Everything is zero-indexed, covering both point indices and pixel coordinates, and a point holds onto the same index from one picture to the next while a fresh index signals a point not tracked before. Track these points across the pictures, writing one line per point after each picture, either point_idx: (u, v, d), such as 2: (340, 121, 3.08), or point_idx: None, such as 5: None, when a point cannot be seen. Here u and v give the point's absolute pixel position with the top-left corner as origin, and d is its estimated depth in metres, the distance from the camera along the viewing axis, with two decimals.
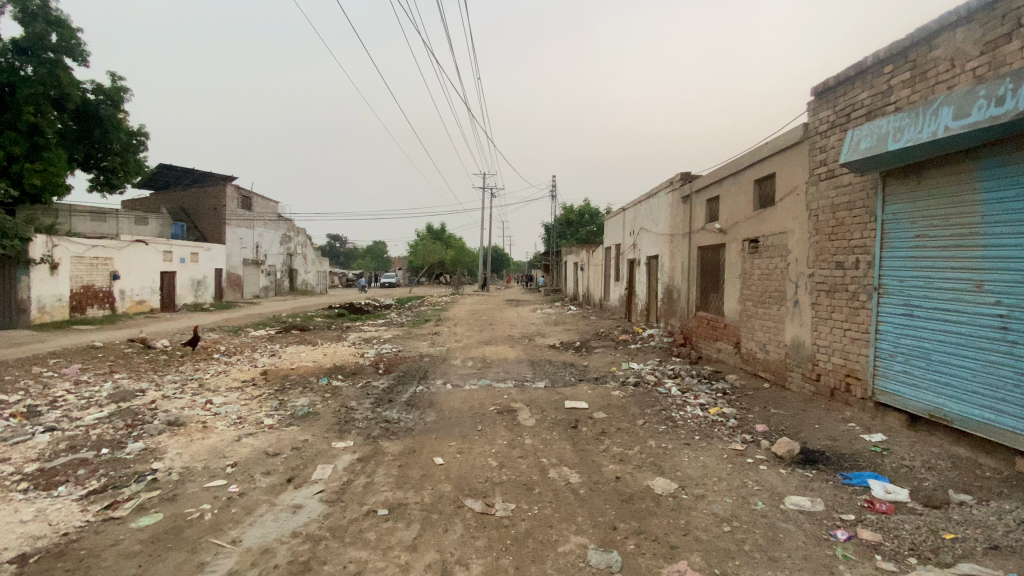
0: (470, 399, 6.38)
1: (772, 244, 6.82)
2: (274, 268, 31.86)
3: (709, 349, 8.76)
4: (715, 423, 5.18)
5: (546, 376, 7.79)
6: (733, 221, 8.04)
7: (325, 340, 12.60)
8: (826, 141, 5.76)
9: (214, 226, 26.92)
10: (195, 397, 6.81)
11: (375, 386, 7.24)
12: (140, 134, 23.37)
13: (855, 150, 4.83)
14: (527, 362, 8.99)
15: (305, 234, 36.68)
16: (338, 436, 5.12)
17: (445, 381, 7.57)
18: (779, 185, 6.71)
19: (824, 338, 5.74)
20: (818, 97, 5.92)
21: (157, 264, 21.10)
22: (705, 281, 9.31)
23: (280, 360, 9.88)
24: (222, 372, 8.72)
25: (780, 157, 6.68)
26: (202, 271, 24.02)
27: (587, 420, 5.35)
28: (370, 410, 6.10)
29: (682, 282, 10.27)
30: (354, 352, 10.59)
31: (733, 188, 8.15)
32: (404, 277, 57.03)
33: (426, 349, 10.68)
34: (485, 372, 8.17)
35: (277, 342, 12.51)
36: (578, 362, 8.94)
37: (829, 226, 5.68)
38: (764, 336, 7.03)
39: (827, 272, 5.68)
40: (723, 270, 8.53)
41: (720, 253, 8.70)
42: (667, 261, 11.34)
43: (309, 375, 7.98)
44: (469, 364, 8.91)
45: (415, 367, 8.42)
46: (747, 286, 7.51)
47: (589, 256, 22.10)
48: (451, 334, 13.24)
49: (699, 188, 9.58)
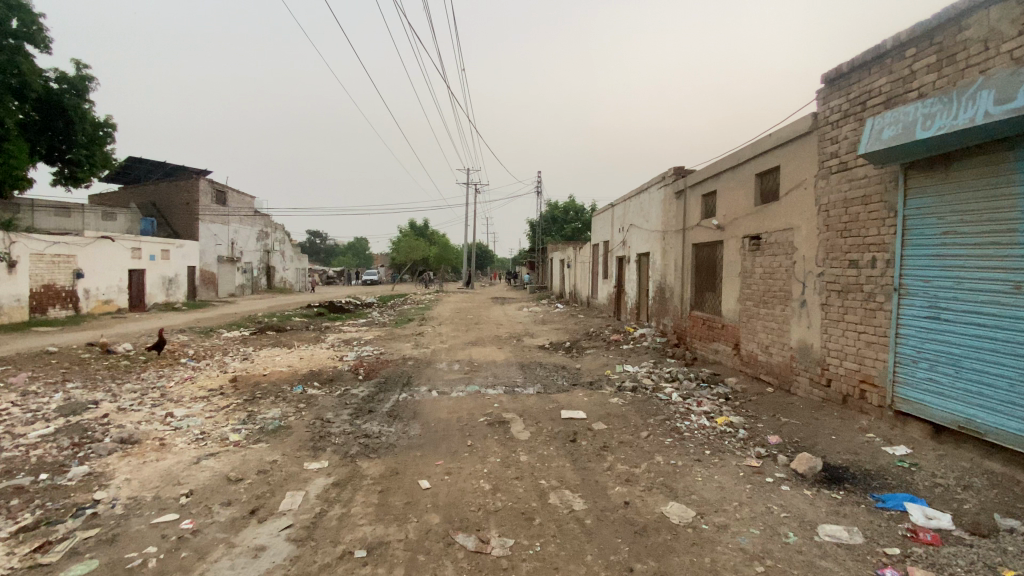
0: (458, 408, 5.90)
1: (775, 240, 6.47)
2: (250, 265, 30.83)
3: (705, 350, 8.41)
4: (725, 435, 4.78)
5: (537, 380, 7.34)
6: (732, 217, 7.68)
7: (302, 342, 11.97)
8: (837, 131, 5.42)
9: (186, 221, 25.82)
10: (154, 410, 6.18)
11: (354, 394, 6.70)
12: (107, 125, 22.24)
13: (876, 140, 4.49)
14: (517, 365, 8.53)
15: (283, 231, 35.63)
16: (311, 456, 4.58)
17: (430, 387, 7.07)
18: (784, 179, 6.35)
19: (835, 341, 5.40)
20: (829, 85, 5.58)
21: (125, 262, 20.08)
22: (700, 280, 8.94)
23: (253, 365, 9.25)
24: (187, 379, 8.08)
25: (785, 149, 6.32)
26: (174, 269, 23.00)
27: (586, 432, 4.92)
28: (347, 423, 5.58)
29: (675, 281, 9.92)
30: (332, 355, 10.01)
31: (732, 182, 7.78)
32: (386, 274, 56.11)
33: (409, 352, 10.14)
34: (474, 377, 7.68)
35: (251, 344, 11.83)
36: (570, 365, 8.51)
37: (841, 223, 5.33)
38: (767, 338, 6.68)
39: (838, 271, 5.34)
40: (720, 269, 8.17)
41: (716, 251, 8.34)
42: (659, 258, 10.96)
43: (282, 382, 7.40)
44: (455, 367, 8.43)
45: (397, 372, 7.90)
46: (747, 285, 7.16)
47: (576, 253, 21.70)
48: (435, 335, 12.72)
49: (694, 182, 9.20)
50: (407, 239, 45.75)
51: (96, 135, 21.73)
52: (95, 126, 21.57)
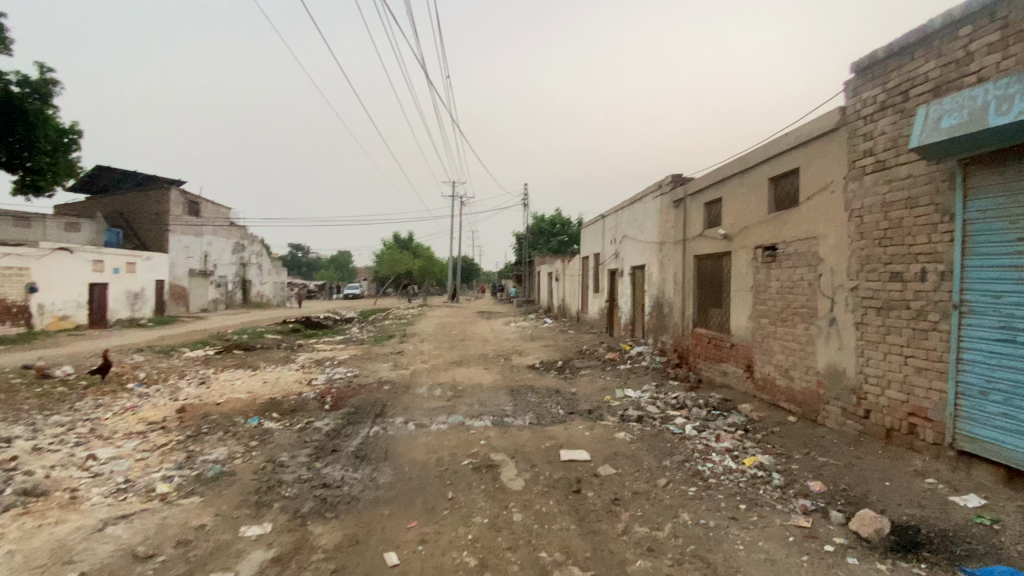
0: (438, 446, 5.04)
1: (796, 251, 5.78)
2: (224, 279, 29.52)
3: (712, 371, 7.68)
4: (758, 482, 3.99)
5: (528, 409, 6.49)
6: (741, 226, 6.99)
7: (269, 362, 10.95)
8: (872, 126, 4.78)
9: (155, 233, 24.53)
10: (74, 453, 5.18)
11: (317, 429, 5.77)
12: (74, 132, 21.07)
13: (933, 129, 3.84)
14: (506, 389, 7.68)
15: (260, 243, 34.41)
16: (252, 518, 3.67)
17: (406, 418, 6.18)
18: (805, 182, 5.68)
19: (874, 366, 4.69)
20: (860, 75, 4.96)
21: (85, 276, 18.82)
22: (704, 295, 8.22)
23: (208, 391, 8.25)
24: (128, 410, 7.06)
25: (806, 149, 5.66)
26: (140, 282, 21.73)
27: (591, 479, 4.09)
28: (304, 468, 4.66)
29: (674, 295, 9.21)
30: (300, 379, 9.03)
31: (739, 188, 7.12)
32: (369, 288, 54.83)
33: (386, 375, 9.21)
34: (458, 404, 6.80)
35: (212, 365, 10.76)
36: (564, 388, 7.69)
37: (878, 230, 4.66)
38: (786, 360, 5.95)
39: (878, 286, 4.64)
40: (728, 283, 7.46)
41: (722, 263, 7.64)
42: (656, 271, 10.25)
43: (236, 413, 6.44)
44: (436, 393, 7.55)
45: (369, 399, 6.98)
46: (761, 301, 6.45)
47: (564, 266, 21.00)
48: (416, 354, 11.81)
49: (695, 190, 8.54)
50: (390, 252, 44.78)
51: (60, 142, 20.56)
52: (60, 132, 20.38)
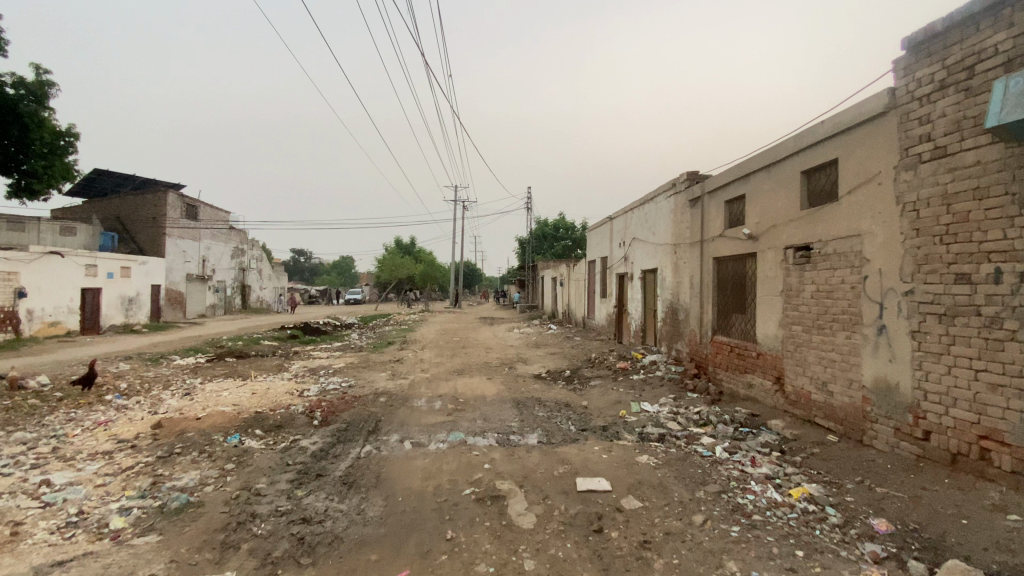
0: (437, 470, 4.45)
1: (835, 251, 5.20)
2: (223, 284, 29.04)
3: (735, 383, 7.07)
4: (811, 521, 3.39)
5: (537, 426, 5.90)
6: (768, 225, 6.40)
7: (261, 371, 10.37)
8: (929, 108, 4.22)
9: (151, 237, 24.05)
10: (26, 478, 4.60)
11: (303, 449, 5.18)
12: (69, 134, 20.65)
13: (1016, 106, 3.28)
14: (511, 402, 7.08)
15: (259, 247, 33.92)
16: (213, 565, 3.09)
17: (402, 436, 5.59)
18: (845, 174, 5.11)
19: (935, 381, 4.09)
20: (913, 51, 4.41)
21: (77, 281, 18.32)
22: (725, 300, 7.62)
23: (191, 403, 7.66)
24: (100, 425, 6.48)
25: (847, 137, 5.08)
26: (134, 287, 21.22)
27: (614, 515, 3.49)
28: (283, 497, 4.08)
29: (690, 300, 8.62)
30: (291, 389, 8.45)
31: (765, 184, 6.54)
32: (370, 293, 54.25)
33: (383, 385, 8.61)
34: (460, 419, 6.19)
35: (200, 375, 10.19)
36: (575, 401, 7.09)
37: (939, 225, 4.08)
38: (824, 372, 5.35)
39: (939, 289, 4.06)
40: (753, 287, 6.86)
41: (746, 265, 7.04)
42: (669, 275, 9.64)
43: (215, 430, 5.86)
44: (436, 405, 6.96)
45: (362, 413, 6.39)
46: (793, 306, 5.86)
47: (570, 271, 20.43)
48: (416, 362, 11.22)
49: (714, 187, 7.94)
50: (391, 257, 44.22)
51: (55, 145, 20.11)
52: (55, 135, 19.95)
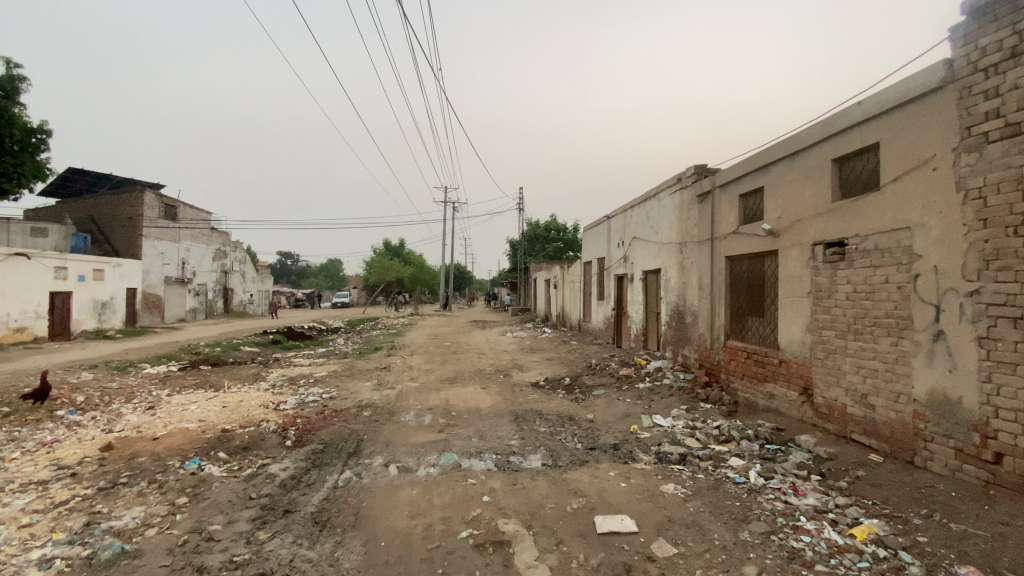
0: (428, 504, 3.78)
1: (876, 247, 4.62)
2: (203, 287, 28.02)
3: (754, 392, 6.47)
4: (888, 572, 2.78)
5: (540, 445, 5.24)
6: (792, 219, 5.81)
7: (236, 381, 9.60)
8: (998, 80, 3.64)
9: (127, 238, 23.04)
10: None
11: (271, 477, 4.47)
12: (42, 132, 19.71)
13: None
14: (509, 416, 6.40)
15: (243, 250, 32.91)
16: None
17: (386, 459, 4.91)
18: (889, 160, 4.53)
19: (1009, 396, 3.51)
20: (974, 16, 3.84)
21: (46, 284, 17.33)
22: (739, 302, 7.02)
23: (151, 419, 6.87)
24: (43, 447, 5.70)
25: (891, 118, 4.51)
26: (108, 291, 20.22)
27: (647, 566, 2.85)
28: (241, 543, 3.38)
29: (699, 302, 8.02)
30: (266, 402, 7.70)
31: (787, 175, 5.96)
32: (358, 296, 53.12)
33: (368, 397, 7.88)
34: (452, 438, 5.50)
35: (169, 385, 9.38)
36: (579, 414, 6.45)
37: (1012, 214, 3.51)
38: (863, 383, 4.76)
39: (1014, 289, 3.48)
40: (773, 288, 6.27)
41: (764, 265, 6.45)
42: (674, 276, 9.04)
43: (172, 453, 5.11)
44: (425, 420, 6.28)
45: (342, 431, 5.69)
46: (823, 309, 5.27)
47: (563, 273, 19.85)
48: (404, 369, 10.51)
49: (725, 180, 7.35)
50: (381, 260, 43.00)
51: (27, 142, 19.14)
52: (28, 132, 19.00)
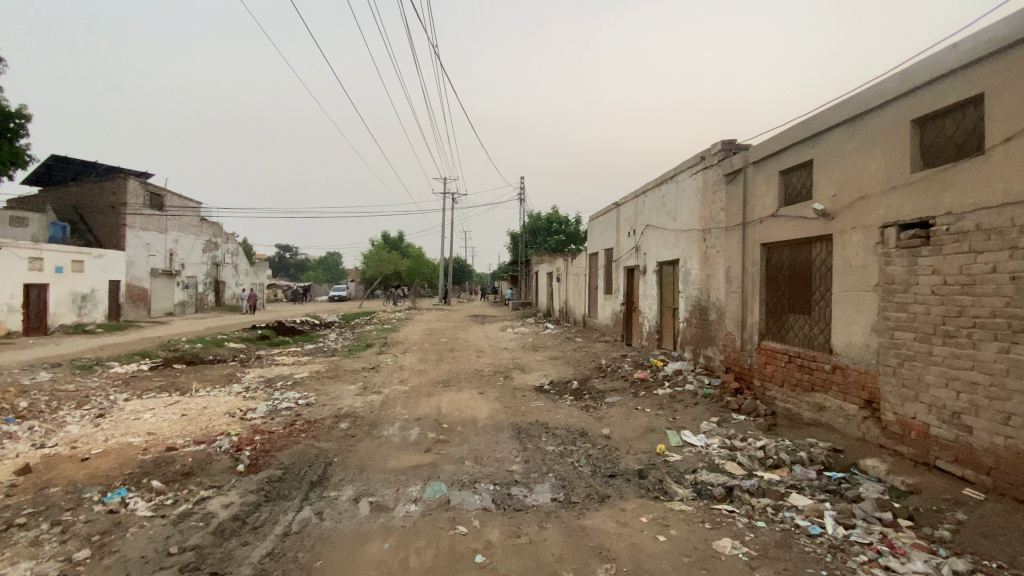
0: (401, 568, 2.80)
1: (978, 227, 3.64)
2: (193, 279, 27.02)
3: (798, 403, 5.50)
4: None
5: (548, 471, 4.28)
6: (853, 197, 4.82)
7: (206, 382, 8.62)
8: None
9: (110, 227, 22.03)
10: None
11: (207, 519, 3.50)
12: (21, 116, 18.59)
13: None
14: (510, 430, 5.42)
15: (236, 242, 31.92)
16: None
17: (357, 491, 3.94)
18: (999, 115, 3.55)
19: None
20: None
21: (19, 276, 16.33)
22: (777, 297, 6.05)
23: (94, 432, 5.89)
24: None
25: (1006, 60, 3.50)
26: (88, 283, 19.23)
27: None
28: None
29: (727, 297, 7.02)
30: (232, 410, 6.74)
31: (846, 144, 4.96)
32: (356, 289, 52.08)
33: (350, 403, 6.90)
34: (440, 461, 4.52)
35: (131, 387, 8.41)
36: (592, 427, 5.49)
37: None
38: (954, 399, 3.80)
39: None
40: (824, 280, 5.29)
41: (813, 253, 5.46)
42: (695, 267, 8.05)
43: (93, 482, 4.15)
44: (411, 435, 5.32)
45: (309, 450, 4.72)
46: (897, 306, 4.29)
47: (566, 266, 18.87)
48: (394, 370, 9.55)
49: (761, 154, 6.33)
50: (379, 253, 41.82)
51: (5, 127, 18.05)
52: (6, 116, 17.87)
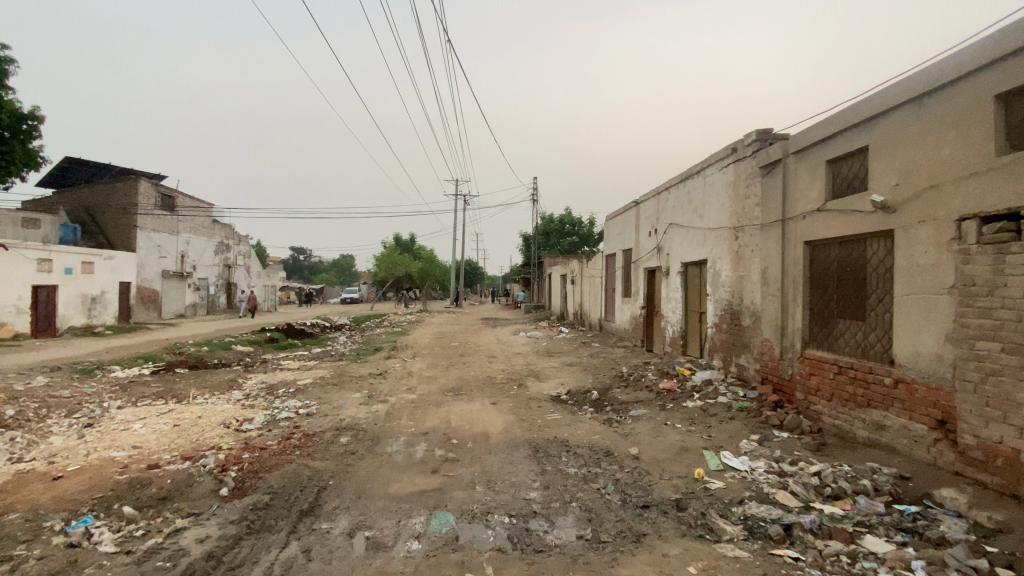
0: None
1: None
2: (204, 281, 26.90)
3: (851, 419, 4.89)
4: None
5: (572, 500, 3.72)
6: (920, 186, 4.23)
7: (205, 389, 8.19)
8: None
9: (122, 228, 21.93)
10: None
11: (176, 559, 3.01)
12: (35, 118, 18.52)
13: None
14: (527, 448, 4.87)
15: (248, 244, 31.82)
16: None
17: (352, 522, 3.43)
18: None
19: None
20: None
21: (27, 277, 16.18)
22: (823, 301, 5.44)
23: (77, 445, 5.44)
24: None
25: None
26: (98, 285, 19.09)
27: None
28: None
29: (763, 299, 6.42)
30: (227, 420, 6.28)
31: (910, 126, 4.37)
32: (367, 291, 51.83)
33: (353, 414, 6.40)
34: (448, 485, 3.99)
35: (127, 394, 8.00)
36: (618, 445, 4.92)
37: None
38: None
39: None
40: (882, 282, 4.68)
41: (868, 251, 4.85)
42: (726, 267, 7.45)
43: (58, 507, 3.68)
44: (416, 452, 4.80)
45: (302, 471, 4.21)
46: (981, 313, 3.68)
47: (581, 268, 18.27)
48: (402, 376, 9.05)
49: (803, 143, 5.73)
50: (392, 254, 41.27)
51: (18, 128, 17.96)
52: (21, 117, 17.78)
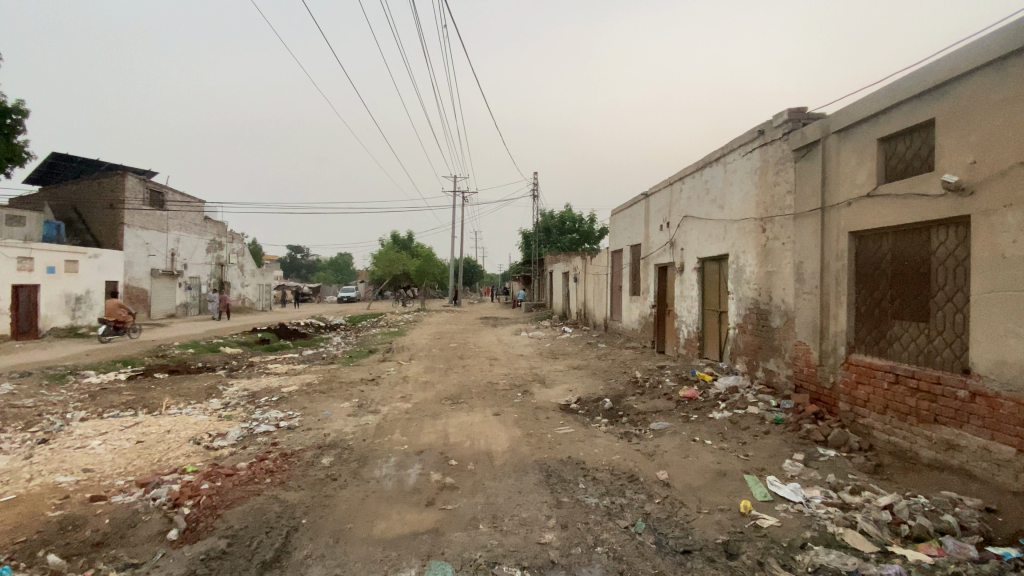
0: None
1: None
2: (196, 280, 26.17)
3: (912, 436, 4.21)
4: None
5: (597, 545, 3.04)
6: (1005, 163, 3.55)
7: (181, 397, 7.48)
8: None
9: (108, 225, 21.19)
10: None
11: None
12: (19, 112, 17.77)
13: None
14: (537, 472, 4.18)
15: (241, 241, 31.06)
16: None
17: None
18: None
19: None
20: None
21: (6, 276, 15.45)
22: (873, 299, 4.76)
23: (20, 467, 4.74)
24: None
25: None
26: (83, 284, 18.36)
27: None
28: None
29: (798, 298, 5.74)
30: (197, 435, 5.57)
31: (990, 94, 3.69)
32: (364, 290, 51.03)
33: (339, 427, 5.71)
34: (446, 524, 3.31)
35: (94, 403, 7.28)
36: (642, 469, 4.24)
37: None
38: None
39: None
40: (952, 277, 4.01)
41: (932, 241, 4.18)
42: (752, 262, 6.77)
43: None
44: (407, 478, 4.12)
45: (269, 506, 3.51)
46: None
47: (585, 265, 17.57)
48: (396, 382, 8.35)
49: (848, 120, 5.05)
50: (386, 251, 40.47)
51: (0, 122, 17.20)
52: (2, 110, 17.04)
